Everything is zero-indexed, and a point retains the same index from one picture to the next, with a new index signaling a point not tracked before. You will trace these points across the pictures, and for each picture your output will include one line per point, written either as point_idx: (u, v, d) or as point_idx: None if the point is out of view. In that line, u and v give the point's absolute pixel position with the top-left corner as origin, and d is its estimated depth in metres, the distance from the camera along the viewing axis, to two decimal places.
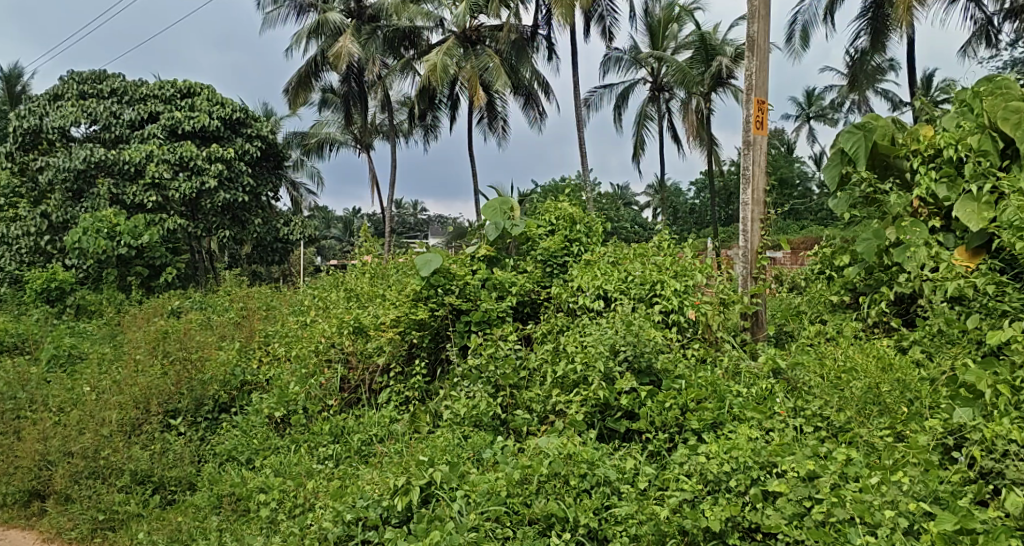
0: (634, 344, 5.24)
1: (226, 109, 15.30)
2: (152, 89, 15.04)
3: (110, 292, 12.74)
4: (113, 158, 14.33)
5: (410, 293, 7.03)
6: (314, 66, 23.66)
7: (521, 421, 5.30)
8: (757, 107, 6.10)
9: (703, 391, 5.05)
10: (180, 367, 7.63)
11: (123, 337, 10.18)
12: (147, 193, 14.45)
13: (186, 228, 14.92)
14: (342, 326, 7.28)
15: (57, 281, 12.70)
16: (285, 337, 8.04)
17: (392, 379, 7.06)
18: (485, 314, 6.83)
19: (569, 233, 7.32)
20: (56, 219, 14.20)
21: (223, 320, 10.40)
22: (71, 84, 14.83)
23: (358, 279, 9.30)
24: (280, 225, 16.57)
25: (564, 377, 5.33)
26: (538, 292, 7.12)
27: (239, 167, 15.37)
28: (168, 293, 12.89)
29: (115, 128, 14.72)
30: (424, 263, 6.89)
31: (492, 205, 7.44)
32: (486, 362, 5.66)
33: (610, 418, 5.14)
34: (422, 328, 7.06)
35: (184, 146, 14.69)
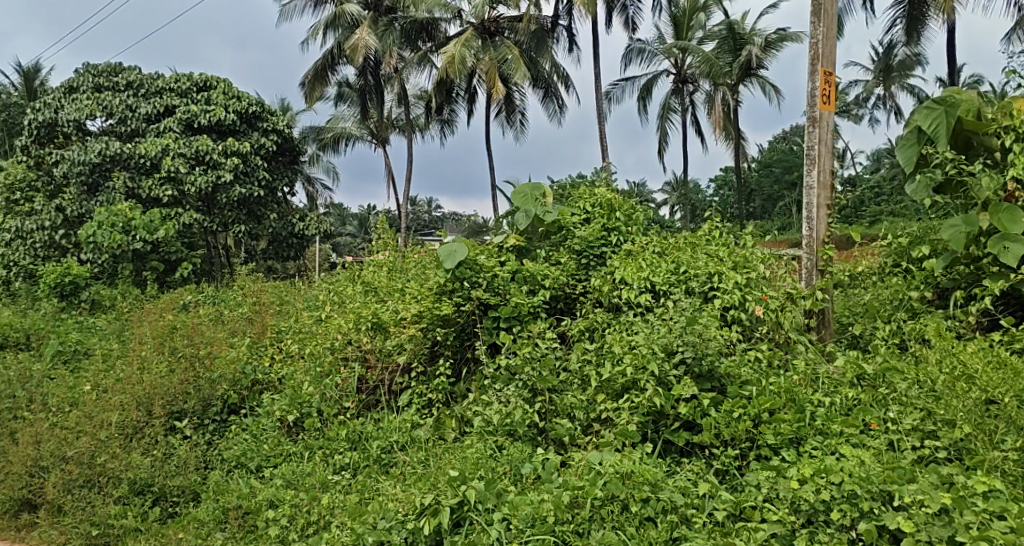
0: (692, 342, 4.63)
1: (241, 102, 14.85)
2: (168, 82, 14.60)
3: (123, 286, 12.25)
4: (128, 151, 13.85)
5: (434, 288, 6.45)
6: (331, 59, 23.15)
7: (561, 429, 4.77)
8: (824, 78, 5.58)
9: (777, 400, 4.49)
10: (188, 367, 7.06)
11: (130, 332, 9.67)
12: (162, 187, 14.02)
13: (202, 222, 14.41)
14: (360, 322, 6.71)
15: (70, 274, 12.15)
16: (300, 334, 7.49)
17: (415, 382, 6.46)
18: (516, 309, 6.23)
19: (606, 220, 6.71)
20: (71, 213, 13.73)
21: (235, 315, 9.87)
22: (87, 77, 14.44)
23: (376, 273, 8.74)
24: (295, 221, 15.83)
25: (612, 381, 4.75)
26: (572, 283, 6.49)
27: (255, 161, 14.85)
28: (182, 287, 12.39)
29: (131, 121, 14.19)
30: (448, 253, 6.30)
31: (523, 192, 6.85)
32: (522, 363, 5.08)
33: (667, 429, 4.58)
34: (444, 323, 6.44)
35: (199, 139, 14.23)
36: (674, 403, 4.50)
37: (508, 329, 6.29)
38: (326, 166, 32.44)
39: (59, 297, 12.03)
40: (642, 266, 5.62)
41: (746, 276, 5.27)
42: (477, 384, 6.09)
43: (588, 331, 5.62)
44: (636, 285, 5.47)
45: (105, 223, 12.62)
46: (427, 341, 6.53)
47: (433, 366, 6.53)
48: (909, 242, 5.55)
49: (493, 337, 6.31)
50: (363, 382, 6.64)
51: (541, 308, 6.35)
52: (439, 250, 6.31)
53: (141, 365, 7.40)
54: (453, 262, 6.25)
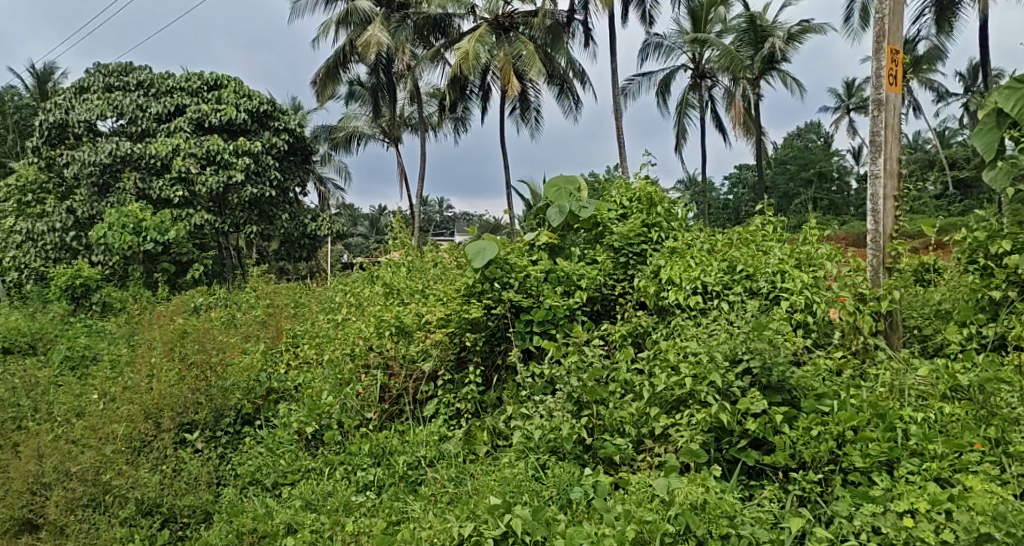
0: (758, 350, 4.21)
1: (253, 101, 14.44)
2: (179, 81, 14.19)
3: (135, 288, 11.87)
4: (139, 152, 13.45)
5: (461, 289, 5.98)
6: (342, 58, 22.73)
7: (612, 444, 4.33)
8: (890, 57, 5.14)
9: (862, 416, 4.15)
10: (202, 374, 6.61)
11: (140, 337, 9.25)
12: (173, 187, 13.59)
13: (214, 224, 14.02)
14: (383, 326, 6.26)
15: (81, 277, 11.79)
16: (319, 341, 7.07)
17: (443, 391, 6.01)
18: (550, 312, 5.80)
19: (645, 216, 6.26)
20: (82, 214, 13.35)
21: (247, 319, 9.45)
22: (98, 77, 14.03)
23: (395, 274, 8.30)
24: (307, 221, 15.53)
25: (665, 390, 4.31)
26: (609, 281, 6.02)
27: (267, 160, 14.43)
28: (195, 289, 12.00)
29: (142, 121, 13.79)
30: (477, 251, 5.90)
31: (557, 187, 6.49)
32: (566, 372, 4.63)
33: (733, 447, 4.19)
34: (472, 326, 5.98)
35: (210, 138, 13.82)
36: (743, 421, 4.14)
37: (546, 335, 5.84)
38: (338, 166, 32.04)
39: (70, 300, 11.65)
40: (692, 265, 5.18)
41: (808, 276, 4.84)
42: (514, 396, 5.66)
43: (631, 333, 5.17)
44: (684, 284, 5.02)
45: (115, 224, 12.26)
46: (454, 346, 6.08)
47: (461, 375, 6.06)
48: (988, 237, 5.06)
49: (529, 342, 5.85)
50: (384, 392, 6.17)
51: (581, 309, 5.92)
52: (467, 247, 5.92)
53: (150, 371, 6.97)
54: (481, 263, 5.86)
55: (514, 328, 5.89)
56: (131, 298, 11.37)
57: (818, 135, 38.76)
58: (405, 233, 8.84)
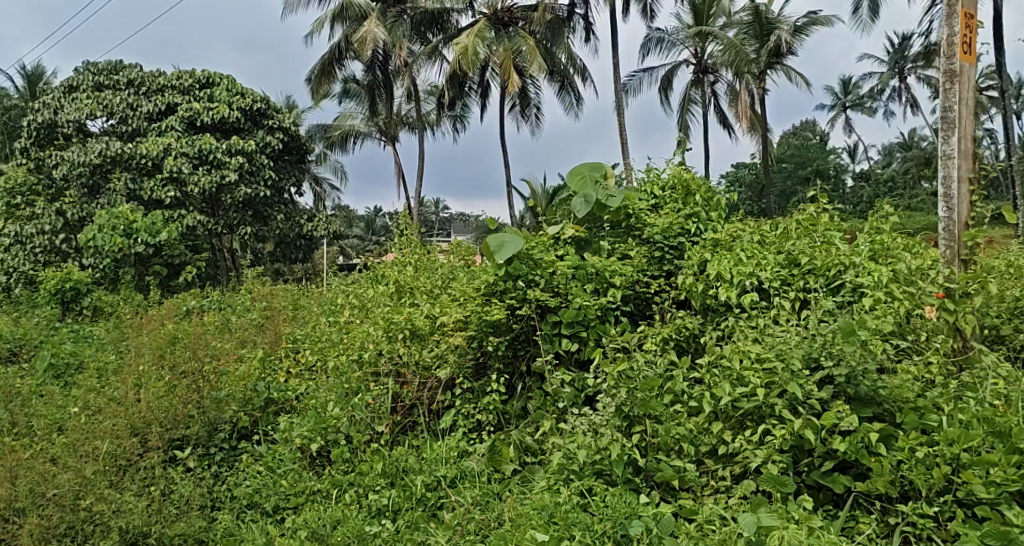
0: (838, 356, 3.78)
1: (245, 99, 13.84)
2: (170, 78, 13.61)
3: (127, 291, 11.26)
4: (130, 151, 12.86)
5: (481, 288, 5.46)
6: (338, 54, 22.10)
7: (675, 466, 3.85)
8: (964, 22, 4.63)
9: (972, 434, 3.59)
10: (196, 386, 6.05)
11: (129, 342, 8.65)
12: (165, 188, 13.00)
13: (207, 225, 13.41)
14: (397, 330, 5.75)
15: (71, 280, 11.10)
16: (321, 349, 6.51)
17: (462, 401, 5.45)
18: (581, 313, 5.22)
19: (678, 206, 5.70)
20: (72, 216, 12.76)
21: (244, 323, 8.85)
22: (86, 75, 13.43)
23: (401, 275, 7.73)
24: (303, 221, 14.95)
25: (733, 403, 3.82)
26: (644, 276, 5.45)
27: (261, 159, 13.85)
28: (188, 291, 11.39)
29: (132, 120, 13.18)
30: (500, 244, 5.35)
31: (582, 174, 5.91)
32: (613, 383, 4.11)
33: (817, 471, 3.73)
34: (493, 329, 5.43)
35: (202, 138, 13.23)
36: (829, 439, 3.67)
37: (575, 338, 5.27)
38: (333, 166, 31.43)
39: (59, 304, 11.01)
40: (743, 259, 4.66)
41: (882, 271, 4.31)
42: (543, 407, 5.10)
43: (674, 337, 4.62)
44: (733, 279, 4.52)
45: (105, 225, 11.66)
46: (475, 351, 5.53)
47: (482, 382, 5.49)
48: None
49: (557, 345, 5.29)
50: (398, 403, 5.63)
51: (615, 309, 5.36)
52: (488, 240, 5.36)
53: (138, 381, 6.39)
54: (505, 256, 5.30)
55: (541, 330, 5.32)
56: (120, 302, 10.77)
57: (816, 133, 38.31)
58: (409, 231, 8.26)
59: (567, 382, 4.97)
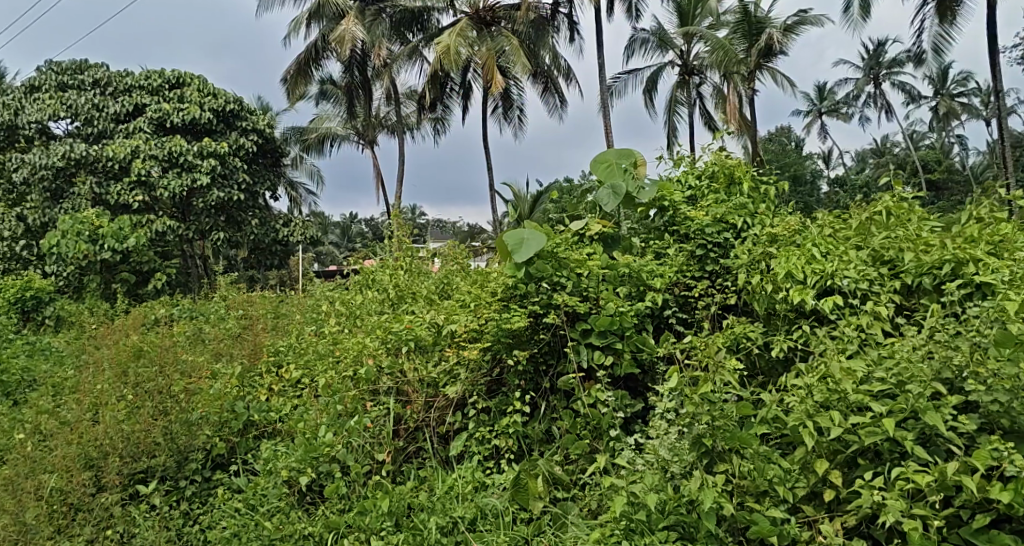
0: (987, 379, 3.29)
1: (217, 100, 12.94)
2: (138, 78, 12.68)
3: (92, 300, 10.32)
4: (95, 154, 11.93)
5: (498, 292, 4.73)
6: (314, 53, 21.11)
7: (776, 514, 3.34)
8: None
9: None
10: (160, 402, 5.28)
11: (90, 353, 7.75)
12: (132, 192, 12.08)
13: (178, 231, 12.52)
14: (401, 341, 5.01)
15: (32, 289, 10.20)
16: (311, 370, 5.70)
17: (479, 421, 4.72)
18: (614, 320, 4.47)
19: (720, 194, 4.91)
20: (34, 222, 11.88)
21: (219, 333, 8.00)
22: (48, 74, 12.47)
23: (393, 284, 6.91)
24: (279, 226, 14.03)
25: (853, 434, 3.35)
26: (687, 276, 4.69)
27: (234, 162, 12.94)
28: (157, 300, 10.48)
29: (98, 122, 12.27)
30: (519, 241, 4.59)
31: (609, 162, 5.09)
32: (691, 408, 3.53)
33: (969, 526, 3.19)
34: (512, 338, 4.66)
35: (172, 139, 12.33)
36: (985, 484, 3.15)
37: (610, 350, 4.51)
38: (309, 169, 30.49)
39: (18, 315, 10.09)
40: (817, 257, 4.02)
41: (1014, 268, 3.70)
42: (578, 434, 4.36)
43: (732, 347, 3.99)
44: (807, 281, 3.93)
45: (69, 231, 10.73)
46: (493, 362, 4.81)
47: (502, 398, 4.75)
48: None
49: (586, 357, 4.51)
50: (398, 425, 4.90)
51: (656, 314, 4.64)
52: (504, 237, 4.60)
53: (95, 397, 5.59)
54: (524, 257, 4.53)
55: (571, 340, 4.55)
56: (83, 311, 9.85)
57: (793, 139, 37.81)
58: (399, 238, 7.43)
59: (607, 404, 4.37)
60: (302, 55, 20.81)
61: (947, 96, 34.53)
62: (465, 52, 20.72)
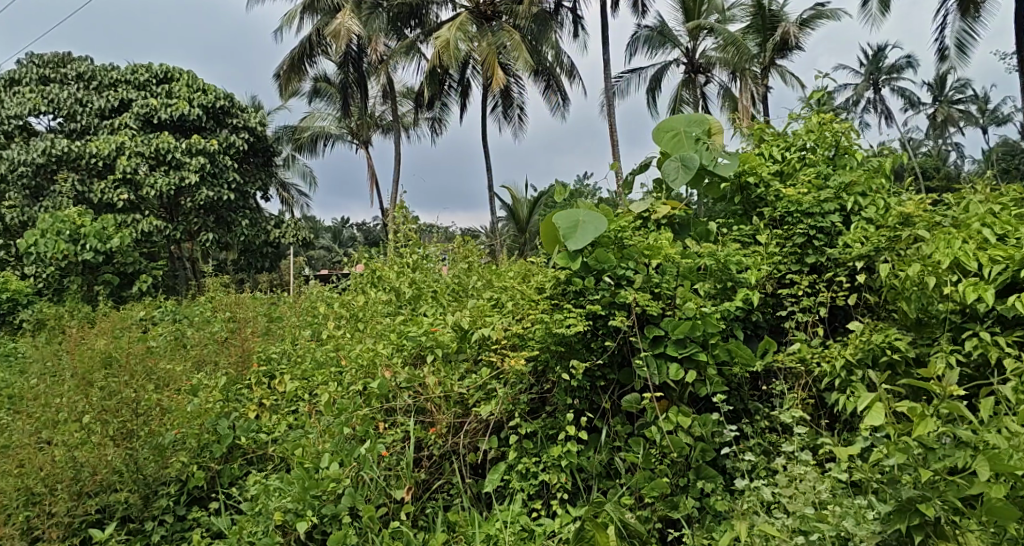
0: None
1: (208, 96, 11.92)
2: (124, 72, 11.66)
3: (74, 303, 9.14)
4: (78, 150, 10.93)
5: (546, 288, 3.72)
6: (308, 48, 19.97)
7: None
8: None
9: None
10: (125, 417, 4.39)
11: (57, 357, 6.70)
12: (117, 190, 11.06)
13: (167, 232, 11.48)
14: (422, 349, 4.16)
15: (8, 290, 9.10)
16: (310, 384, 4.80)
17: (523, 449, 3.76)
18: (696, 321, 3.50)
19: (823, 164, 3.87)
20: (12, 221, 10.75)
21: (203, 339, 7.01)
22: (28, 67, 11.43)
23: (406, 293, 5.94)
24: (270, 227, 12.99)
25: None
26: (787, 272, 3.72)
27: (224, 161, 11.91)
28: (143, 302, 9.43)
29: (81, 117, 11.34)
30: (574, 224, 3.62)
31: (677, 132, 4.05)
32: (901, 456, 2.96)
33: None
34: (566, 347, 3.68)
35: (160, 136, 11.30)
36: None
37: (692, 364, 3.51)
38: (302, 169, 29.50)
39: None
40: (993, 241, 3.31)
41: None
42: (658, 471, 3.40)
43: (870, 362, 3.38)
44: (985, 273, 3.23)
45: (48, 230, 9.60)
46: (537, 371, 3.82)
47: (555, 419, 3.77)
48: None
49: (664, 372, 3.51)
50: (425, 459, 3.96)
51: (747, 317, 3.66)
52: (556, 221, 3.65)
53: (50, 410, 4.65)
54: (581, 242, 3.57)
55: (646, 350, 3.53)
56: (62, 313, 8.76)
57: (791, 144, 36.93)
58: (410, 239, 6.47)
59: (690, 434, 3.42)
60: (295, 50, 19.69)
61: (945, 102, 34.08)
62: (464, 47, 19.55)
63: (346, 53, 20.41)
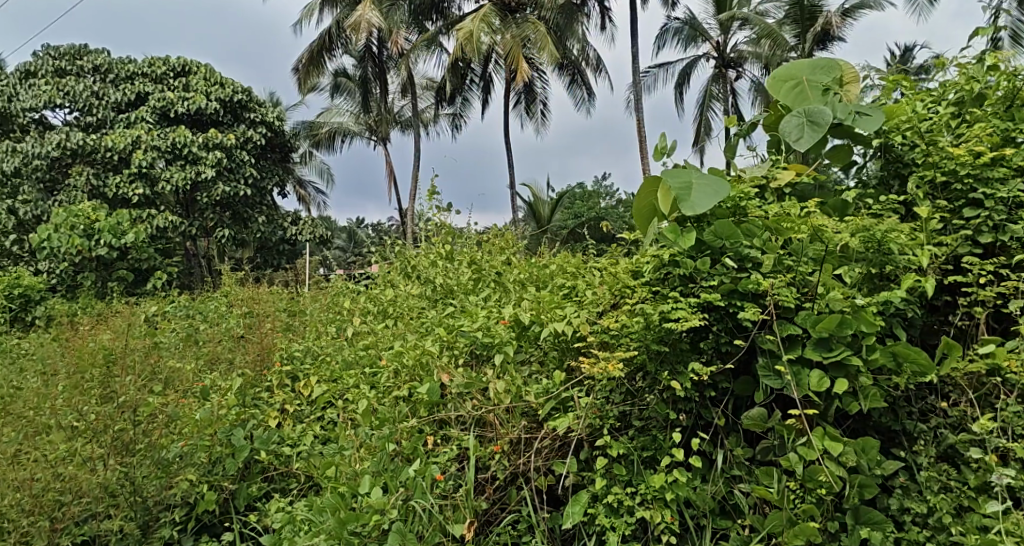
0: None
1: (226, 89, 11.14)
2: (140, 65, 10.86)
3: (88, 299, 8.44)
4: (93, 143, 10.17)
5: (644, 271, 2.93)
6: (328, 41, 18.90)
7: None
8: None
9: None
10: (124, 421, 3.67)
11: (55, 354, 5.95)
12: (133, 184, 10.32)
13: (181, 228, 10.75)
14: (478, 351, 3.55)
15: (21, 285, 8.37)
16: (339, 386, 4.25)
17: (613, 475, 2.96)
18: (850, 318, 2.67)
19: (997, 117, 3.04)
20: (26, 215, 9.94)
21: (220, 335, 6.28)
22: (44, 59, 10.61)
23: (445, 294, 5.24)
24: (287, 224, 12.23)
25: None
26: (956, 254, 2.94)
27: (241, 156, 11.19)
28: (159, 298, 8.71)
29: (98, 110, 10.53)
30: (688, 185, 2.90)
31: (799, 81, 3.25)
32: None
33: None
34: (670, 348, 2.86)
35: (176, 129, 10.62)
36: None
37: (840, 373, 2.70)
38: (320, 165, 28.91)
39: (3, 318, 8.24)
40: None
41: None
42: (803, 513, 2.63)
43: None
44: None
45: (62, 225, 8.90)
46: (628, 380, 2.99)
47: (653, 439, 2.96)
48: None
49: (803, 382, 2.71)
50: (488, 487, 3.21)
51: (905, 311, 2.84)
52: (665, 181, 2.94)
53: (41, 414, 3.94)
54: (698, 205, 2.83)
55: (794, 350, 2.72)
56: (74, 310, 8.05)
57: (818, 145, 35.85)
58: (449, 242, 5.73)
59: (842, 464, 2.64)
60: (316, 43, 18.63)
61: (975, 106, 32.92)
62: (487, 40, 18.32)
63: (367, 47, 19.35)
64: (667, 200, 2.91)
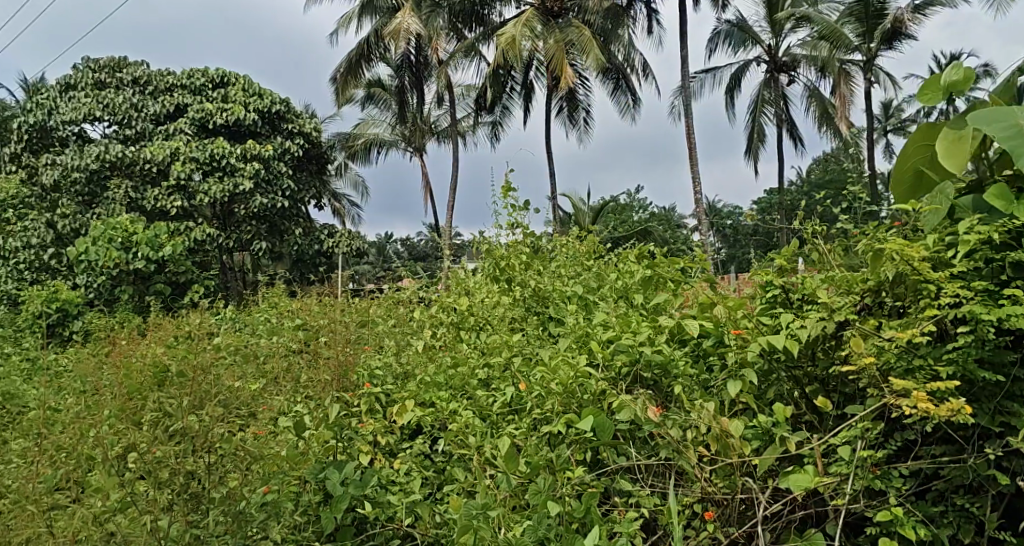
0: None
1: (264, 99, 10.33)
2: (179, 76, 10.19)
3: (127, 313, 7.59)
4: (132, 155, 9.49)
5: (952, 259, 2.44)
6: (367, 50, 17.68)
7: None
8: None
9: None
10: (193, 458, 2.97)
11: (93, 373, 5.12)
12: (171, 196, 9.59)
13: (220, 241, 9.95)
14: (637, 363, 2.90)
15: (60, 298, 7.59)
16: (439, 408, 3.68)
17: None
18: None
19: None
20: (66, 228, 9.07)
21: (274, 353, 5.43)
22: (84, 72, 9.93)
23: (539, 327, 4.32)
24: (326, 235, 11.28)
25: None
26: None
27: (278, 167, 10.29)
28: (202, 311, 7.87)
29: (135, 123, 9.81)
30: (1013, 131, 2.55)
31: None
32: None
33: None
34: (1001, 377, 2.38)
35: (215, 140, 9.83)
36: None
37: None
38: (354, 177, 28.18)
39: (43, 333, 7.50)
40: None
41: None
42: None
43: None
44: None
45: (100, 237, 8.17)
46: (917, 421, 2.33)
47: (950, 510, 2.39)
48: None
49: None
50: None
51: None
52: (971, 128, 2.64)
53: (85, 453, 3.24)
54: None
55: None
56: (111, 326, 7.22)
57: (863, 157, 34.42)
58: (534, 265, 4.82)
59: None
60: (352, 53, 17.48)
61: None
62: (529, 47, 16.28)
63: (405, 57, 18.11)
64: (961, 157, 2.67)
